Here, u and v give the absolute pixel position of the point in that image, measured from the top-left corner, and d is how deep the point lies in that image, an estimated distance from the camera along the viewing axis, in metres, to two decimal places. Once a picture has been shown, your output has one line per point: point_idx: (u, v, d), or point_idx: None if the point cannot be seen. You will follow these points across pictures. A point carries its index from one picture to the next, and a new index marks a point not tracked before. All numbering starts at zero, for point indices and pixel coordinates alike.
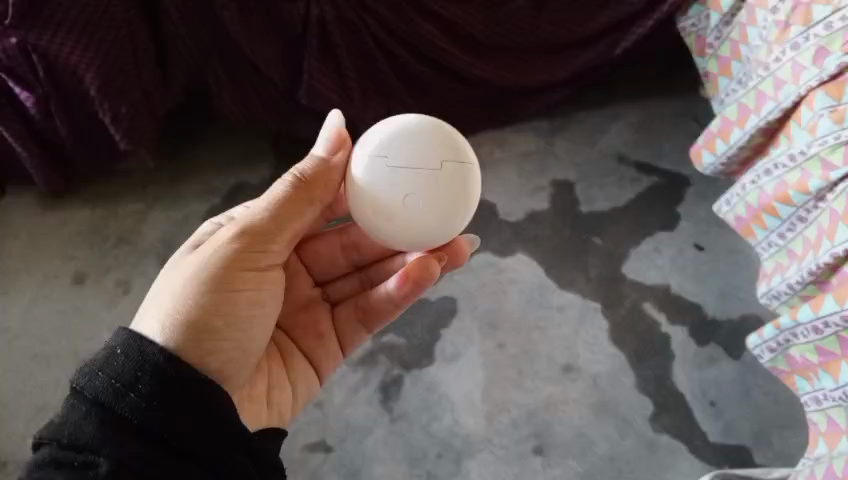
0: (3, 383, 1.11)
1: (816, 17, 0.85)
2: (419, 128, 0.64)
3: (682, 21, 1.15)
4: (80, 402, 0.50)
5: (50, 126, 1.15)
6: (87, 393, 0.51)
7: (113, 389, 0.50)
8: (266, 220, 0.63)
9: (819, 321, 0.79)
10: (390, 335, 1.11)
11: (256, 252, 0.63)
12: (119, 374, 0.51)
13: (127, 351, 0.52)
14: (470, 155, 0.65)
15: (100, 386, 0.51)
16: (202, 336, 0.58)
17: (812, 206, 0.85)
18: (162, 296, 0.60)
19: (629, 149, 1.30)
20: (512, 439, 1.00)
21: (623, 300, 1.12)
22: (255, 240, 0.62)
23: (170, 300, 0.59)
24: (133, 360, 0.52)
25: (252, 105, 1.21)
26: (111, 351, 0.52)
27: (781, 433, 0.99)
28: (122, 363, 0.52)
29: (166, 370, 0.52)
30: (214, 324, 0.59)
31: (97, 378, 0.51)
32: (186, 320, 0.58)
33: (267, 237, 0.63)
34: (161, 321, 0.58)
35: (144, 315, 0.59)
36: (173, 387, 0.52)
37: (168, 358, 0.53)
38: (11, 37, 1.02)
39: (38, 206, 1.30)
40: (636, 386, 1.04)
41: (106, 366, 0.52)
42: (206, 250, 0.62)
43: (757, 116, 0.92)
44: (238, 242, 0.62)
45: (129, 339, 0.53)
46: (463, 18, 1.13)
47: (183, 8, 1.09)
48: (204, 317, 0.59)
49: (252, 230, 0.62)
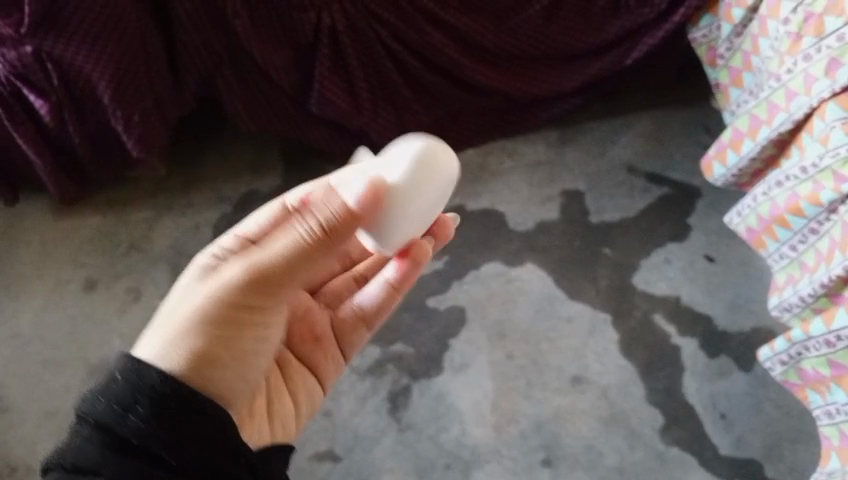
0: (14, 389, 1.11)
1: (829, 29, 0.84)
2: (437, 161, 0.61)
3: (693, 32, 1.15)
4: (81, 427, 0.48)
5: (63, 134, 1.16)
6: (88, 417, 0.48)
7: (112, 412, 0.48)
8: (282, 264, 0.55)
9: (831, 334, 0.79)
10: (398, 344, 1.11)
11: (268, 293, 0.56)
12: (118, 396, 0.48)
13: (124, 373, 0.49)
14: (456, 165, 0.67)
15: (100, 411, 0.48)
16: (209, 370, 0.53)
17: (824, 219, 0.84)
18: (163, 323, 0.54)
19: (639, 160, 1.29)
20: (521, 450, 1.00)
21: (633, 311, 1.11)
22: (271, 277, 0.56)
23: (171, 331, 0.54)
24: (131, 384, 0.49)
25: (262, 114, 1.24)
26: (109, 375, 0.49)
27: (793, 447, 0.98)
28: (120, 387, 0.48)
29: (165, 391, 0.49)
30: (221, 358, 0.54)
31: (96, 401, 0.48)
32: (187, 359, 0.53)
33: (281, 280, 0.56)
34: (159, 353, 0.53)
35: (142, 337, 0.55)
36: (174, 409, 0.49)
37: (168, 380, 0.50)
38: (26, 45, 1.03)
39: (49, 213, 1.31)
40: (645, 398, 1.03)
41: (104, 391, 0.48)
42: (212, 280, 0.56)
43: (768, 127, 0.92)
44: (251, 274, 0.55)
45: (125, 361, 0.49)
46: (475, 29, 1.13)
47: (196, 19, 1.10)
48: (207, 356, 0.53)
49: (266, 273, 0.55)
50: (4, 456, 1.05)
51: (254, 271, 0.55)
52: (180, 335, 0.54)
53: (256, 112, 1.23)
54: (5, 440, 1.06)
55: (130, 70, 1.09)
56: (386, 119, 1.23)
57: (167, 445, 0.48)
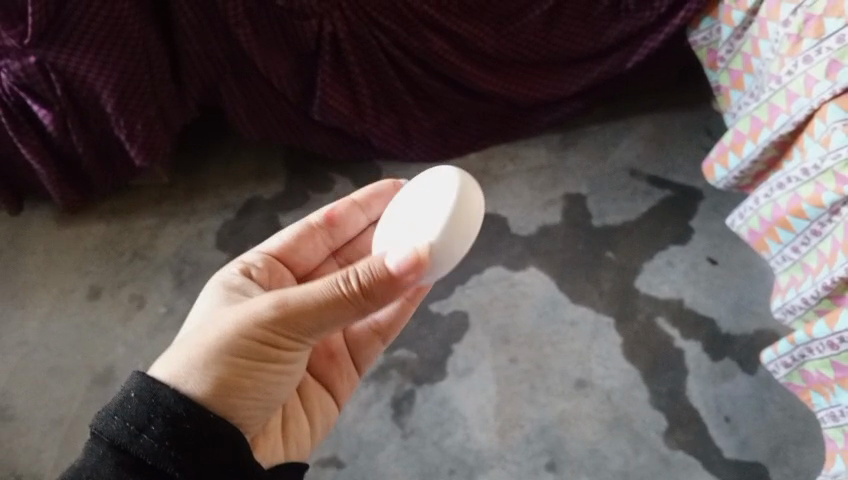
0: (20, 397, 1.12)
1: (828, 31, 0.84)
2: (477, 207, 0.65)
3: (693, 35, 1.15)
4: (97, 446, 0.49)
5: (67, 143, 1.17)
6: (104, 436, 0.49)
7: (127, 432, 0.49)
8: (309, 312, 0.55)
9: (834, 336, 0.79)
10: (402, 349, 1.11)
11: (293, 336, 0.57)
12: (134, 416, 0.49)
13: (141, 394, 0.51)
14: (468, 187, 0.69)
15: (116, 429, 0.49)
16: (226, 397, 0.55)
17: (826, 220, 0.84)
18: (193, 340, 0.57)
19: (641, 163, 1.29)
20: (525, 455, 1.00)
21: (636, 314, 1.11)
22: (297, 324, 0.56)
23: (196, 350, 0.56)
24: (147, 404, 0.50)
25: (265, 121, 1.24)
26: (125, 395, 0.51)
27: (798, 449, 0.97)
28: (136, 406, 0.50)
29: (178, 411, 0.50)
30: (241, 384, 0.56)
31: (113, 421, 0.49)
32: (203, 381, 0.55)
33: (306, 326, 0.56)
34: (180, 368, 0.55)
35: (173, 347, 0.58)
36: (186, 426, 0.50)
37: (181, 400, 0.51)
38: (30, 56, 1.04)
39: (55, 222, 1.32)
40: (650, 402, 1.03)
41: (120, 410, 0.50)
42: (244, 309, 0.57)
43: (769, 129, 0.92)
44: (278, 317, 0.56)
45: (142, 382, 0.51)
46: (476, 34, 1.13)
47: (199, 29, 1.10)
48: (223, 384, 0.55)
49: (292, 317, 0.55)
50: (10, 463, 1.05)
51: (281, 311, 0.55)
52: (203, 357, 0.56)
53: (259, 119, 1.24)
54: (11, 448, 1.07)
55: (133, 80, 1.09)
56: (388, 125, 1.23)
57: (179, 463, 0.48)
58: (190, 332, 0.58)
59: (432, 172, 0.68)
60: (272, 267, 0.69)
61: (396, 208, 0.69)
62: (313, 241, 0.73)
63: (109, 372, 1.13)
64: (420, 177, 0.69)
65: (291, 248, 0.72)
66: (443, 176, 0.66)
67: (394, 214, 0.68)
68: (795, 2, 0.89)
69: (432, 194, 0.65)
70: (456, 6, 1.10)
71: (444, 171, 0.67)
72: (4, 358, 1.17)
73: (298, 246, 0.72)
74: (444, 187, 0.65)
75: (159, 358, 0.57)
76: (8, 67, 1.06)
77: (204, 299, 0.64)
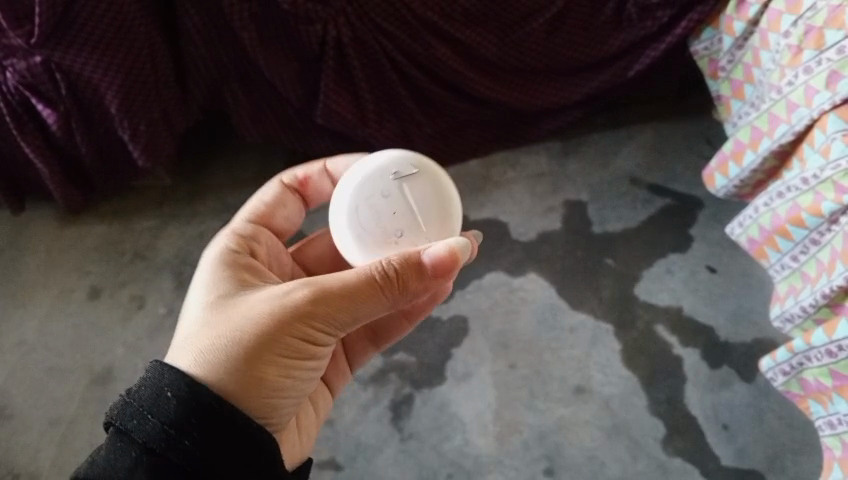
0: (18, 396, 1.12)
1: (828, 42, 0.85)
2: (447, 210, 0.61)
3: (695, 45, 1.17)
4: (129, 447, 0.47)
5: (70, 143, 1.17)
6: (138, 437, 0.47)
7: (165, 436, 0.46)
8: (351, 310, 0.54)
9: (833, 344, 0.79)
10: (401, 353, 1.11)
11: (326, 332, 0.56)
12: (172, 420, 0.47)
13: (178, 394, 0.48)
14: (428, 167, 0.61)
15: (152, 431, 0.47)
16: (261, 396, 0.54)
17: (825, 229, 0.84)
18: (214, 335, 0.54)
19: (642, 171, 1.30)
20: (523, 461, 1.00)
21: (635, 322, 1.12)
22: (335, 323, 0.55)
23: (221, 347, 0.53)
24: (184, 406, 0.48)
25: (267, 124, 1.25)
26: (160, 393, 0.48)
27: (795, 458, 0.98)
28: (173, 407, 0.48)
29: (218, 415, 0.49)
30: (275, 383, 0.55)
31: (148, 422, 0.47)
32: (232, 379, 0.52)
33: (342, 324, 0.55)
34: (206, 364, 0.52)
35: (189, 340, 0.54)
36: (226, 432, 0.48)
37: (221, 403, 0.50)
38: (36, 55, 1.04)
39: (56, 222, 1.32)
40: (647, 408, 1.03)
41: (156, 410, 0.47)
42: (268, 301, 0.54)
43: (769, 139, 0.93)
44: (316, 315, 0.54)
45: (180, 382, 0.49)
46: (479, 41, 1.14)
47: (204, 32, 1.11)
48: (253, 381, 0.53)
49: (326, 312, 0.54)
50: (8, 462, 1.05)
51: (313, 306, 0.53)
52: (228, 353, 0.53)
53: (262, 122, 1.25)
54: (9, 447, 1.07)
55: (138, 81, 1.10)
56: (390, 130, 1.24)
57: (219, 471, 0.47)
58: (205, 324, 0.55)
59: (397, 159, 0.61)
60: (270, 243, 0.66)
61: (366, 202, 0.60)
62: (287, 202, 0.70)
63: (108, 372, 1.13)
64: (383, 166, 0.61)
65: (272, 216, 0.68)
66: (422, 169, 0.61)
67: (374, 212, 0.59)
68: (796, 13, 0.90)
69: (429, 195, 0.60)
70: (460, 12, 1.10)
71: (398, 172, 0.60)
72: (4, 357, 1.17)
73: (278, 213, 0.69)
74: (434, 187, 0.60)
75: (181, 355, 0.53)
76: (13, 66, 1.06)
77: (201, 281, 0.59)
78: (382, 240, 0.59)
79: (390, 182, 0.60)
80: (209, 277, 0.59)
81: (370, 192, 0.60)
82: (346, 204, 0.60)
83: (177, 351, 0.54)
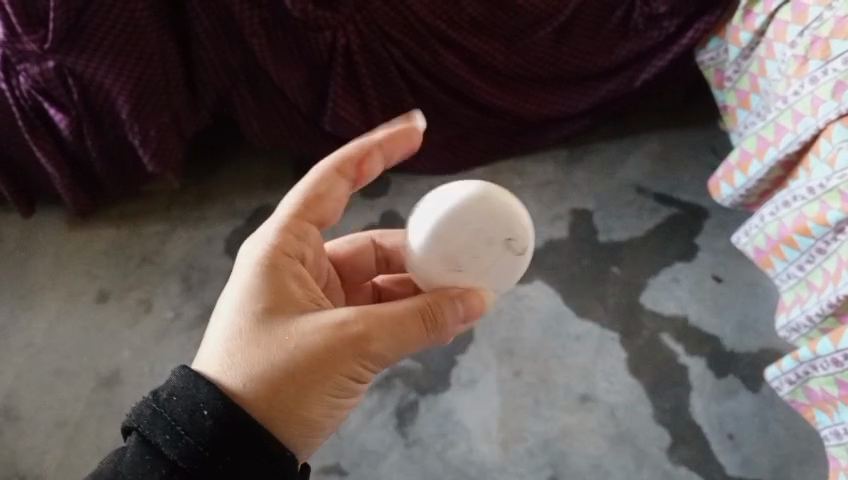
0: (26, 398, 1.12)
1: (835, 52, 0.85)
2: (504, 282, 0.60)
3: (701, 55, 1.18)
4: (158, 463, 0.45)
5: (80, 147, 1.19)
6: (170, 454, 0.45)
7: (200, 456, 0.45)
8: (394, 349, 0.54)
9: (838, 353, 0.79)
10: (407, 359, 1.11)
11: (368, 371, 0.54)
12: (208, 440, 0.45)
13: (215, 413, 0.46)
14: (528, 251, 0.60)
15: (187, 451, 0.45)
16: (300, 430, 0.52)
17: (831, 238, 0.84)
18: (262, 360, 0.51)
19: (648, 180, 1.31)
20: (528, 468, 1.00)
21: (641, 330, 1.12)
22: (377, 363, 0.54)
23: (267, 378, 0.51)
24: (220, 426, 0.46)
25: (277, 130, 1.26)
26: (195, 410, 0.46)
27: (801, 469, 0.97)
28: (209, 428, 0.46)
29: (255, 443, 0.47)
30: (316, 421, 0.53)
31: (183, 441, 0.45)
32: (279, 415, 0.51)
33: (382, 363, 0.54)
34: (252, 393, 0.50)
35: (233, 361, 0.51)
36: (259, 460, 0.47)
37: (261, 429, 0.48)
38: (48, 60, 1.05)
39: (66, 226, 1.34)
40: (653, 417, 1.03)
41: (191, 429, 0.46)
42: (318, 331, 0.52)
43: (775, 148, 0.93)
44: (364, 353, 0.53)
45: (218, 401, 0.47)
46: (485, 49, 1.15)
47: (214, 38, 1.12)
48: (298, 413, 0.52)
49: (374, 350, 0.53)
50: (13, 464, 1.06)
51: (364, 340, 0.52)
52: (275, 385, 0.51)
53: (271, 129, 1.26)
54: (15, 449, 1.07)
55: (149, 86, 1.11)
56: None
57: None
58: (250, 342, 0.52)
59: (525, 233, 0.58)
60: (315, 246, 0.59)
61: (467, 228, 0.57)
62: (338, 188, 0.59)
63: (115, 375, 1.13)
64: (511, 223, 0.58)
65: (321, 210, 0.59)
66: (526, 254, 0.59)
67: (462, 240, 0.57)
68: (802, 23, 0.91)
69: (506, 274, 0.59)
70: (467, 20, 1.12)
71: (510, 236, 0.58)
72: (12, 359, 1.17)
73: (326, 210, 0.59)
74: (514, 273, 0.60)
75: (223, 376, 0.51)
76: (26, 71, 1.07)
77: (239, 284, 0.55)
78: (443, 259, 0.57)
79: (499, 239, 0.57)
80: (248, 281, 0.54)
81: (489, 221, 0.57)
82: (460, 200, 0.57)
83: (219, 371, 0.51)
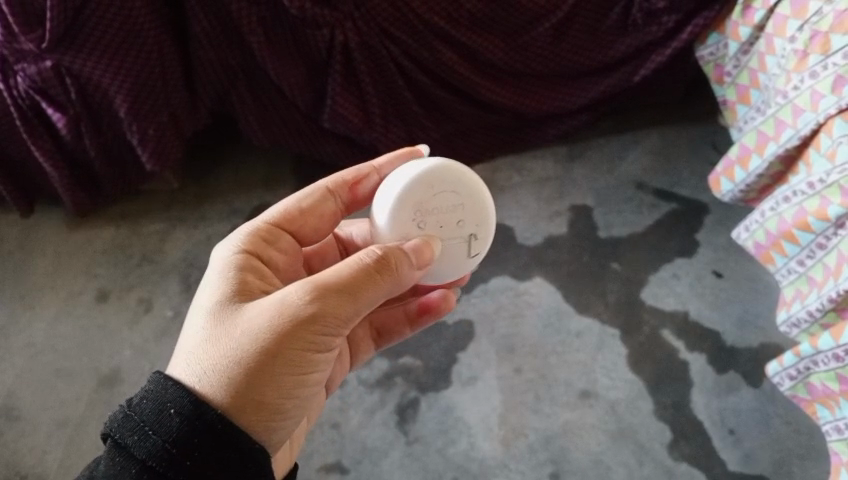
0: (27, 398, 1.12)
1: (835, 46, 0.85)
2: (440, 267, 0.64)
3: (701, 50, 1.17)
4: (129, 464, 0.46)
5: (78, 146, 1.18)
6: (138, 454, 0.46)
7: (167, 453, 0.46)
8: (343, 310, 0.52)
9: (839, 349, 0.79)
10: (407, 357, 1.11)
11: (324, 339, 0.53)
12: (174, 437, 0.46)
13: (182, 412, 0.47)
14: (472, 260, 0.66)
15: (154, 449, 0.46)
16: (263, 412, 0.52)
17: (831, 234, 0.84)
18: (217, 350, 0.52)
19: (647, 176, 1.30)
20: (529, 465, 1.00)
21: (642, 326, 1.12)
22: (330, 328, 0.53)
23: (222, 366, 0.51)
24: (186, 423, 0.47)
25: (276, 128, 1.26)
26: (163, 409, 0.47)
27: (802, 464, 0.97)
28: (177, 426, 0.47)
29: (218, 436, 0.48)
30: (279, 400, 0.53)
31: (149, 439, 0.46)
32: (238, 401, 0.51)
33: (338, 329, 0.53)
34: (207, 383, 0.50)
35: (192, 357, 0.52)
36: (223, 453, 0.47)
37: (223, 420, 0.48)
38: (46, 60, 1.05)
39: (65, 226, 1.34)
40: (654, 413, 1.03)
41: (158, 428, 0.46)
42: (267, 310, 0.52)
43: (775, 143, 0.93)
44: (312, 319, 0.52)
45: (185, 400, 0.48)
46: (483, 46, 1.14)
47: (213, 36, 1.12)
48: (256, 397, 0.51)
49: (321, 316, 0.52)
50: (14, 464, 1.05)
51: (311, 308, 0.52)
52: (231, 372, 0.51)
53: (270, 128, 1.25)
54: (16, 449, 1.07)
55: (146, 85, 1.11)
56: (396, 134, 1.25)
57: None
58: (209, 338, 0.53)
59: (483, 244, 0.65)
60: (288, 253, 0.63)
61: (451, 198, 0.63)
62: (328, 206, 0.65)
63: (116, 374, 1.13)
64: (481, 224, 0.65)
65: (302, 224, 0.64)
66: (471, 259, 0.65)
67: (442, 205, 0.62)
68: (802, 18, 0.91)
69: (449, 260, 0.64)
70: (466, 17, 1.11)
71: (472, 232, 0.64)
72: (12, 359, 1.17)
73: (309, 224, 0.64)
74: (450, 268, 0.64)
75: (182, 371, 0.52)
76: (24, 71, 1.07)
77: (206, 288, 0.56)
78: (420, 207, 0.61)
79: (466, 228, 0.64)
80: (213, 283, 0.56)
81: (468, 211, 0.63)
82: (449, 170, 0.62)
83: (182, 367, 0.52)
